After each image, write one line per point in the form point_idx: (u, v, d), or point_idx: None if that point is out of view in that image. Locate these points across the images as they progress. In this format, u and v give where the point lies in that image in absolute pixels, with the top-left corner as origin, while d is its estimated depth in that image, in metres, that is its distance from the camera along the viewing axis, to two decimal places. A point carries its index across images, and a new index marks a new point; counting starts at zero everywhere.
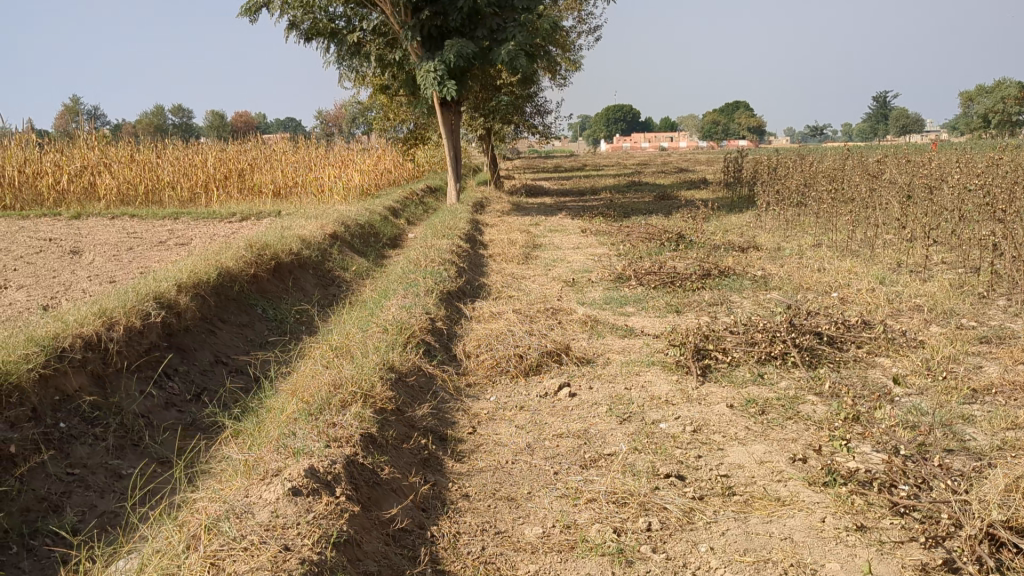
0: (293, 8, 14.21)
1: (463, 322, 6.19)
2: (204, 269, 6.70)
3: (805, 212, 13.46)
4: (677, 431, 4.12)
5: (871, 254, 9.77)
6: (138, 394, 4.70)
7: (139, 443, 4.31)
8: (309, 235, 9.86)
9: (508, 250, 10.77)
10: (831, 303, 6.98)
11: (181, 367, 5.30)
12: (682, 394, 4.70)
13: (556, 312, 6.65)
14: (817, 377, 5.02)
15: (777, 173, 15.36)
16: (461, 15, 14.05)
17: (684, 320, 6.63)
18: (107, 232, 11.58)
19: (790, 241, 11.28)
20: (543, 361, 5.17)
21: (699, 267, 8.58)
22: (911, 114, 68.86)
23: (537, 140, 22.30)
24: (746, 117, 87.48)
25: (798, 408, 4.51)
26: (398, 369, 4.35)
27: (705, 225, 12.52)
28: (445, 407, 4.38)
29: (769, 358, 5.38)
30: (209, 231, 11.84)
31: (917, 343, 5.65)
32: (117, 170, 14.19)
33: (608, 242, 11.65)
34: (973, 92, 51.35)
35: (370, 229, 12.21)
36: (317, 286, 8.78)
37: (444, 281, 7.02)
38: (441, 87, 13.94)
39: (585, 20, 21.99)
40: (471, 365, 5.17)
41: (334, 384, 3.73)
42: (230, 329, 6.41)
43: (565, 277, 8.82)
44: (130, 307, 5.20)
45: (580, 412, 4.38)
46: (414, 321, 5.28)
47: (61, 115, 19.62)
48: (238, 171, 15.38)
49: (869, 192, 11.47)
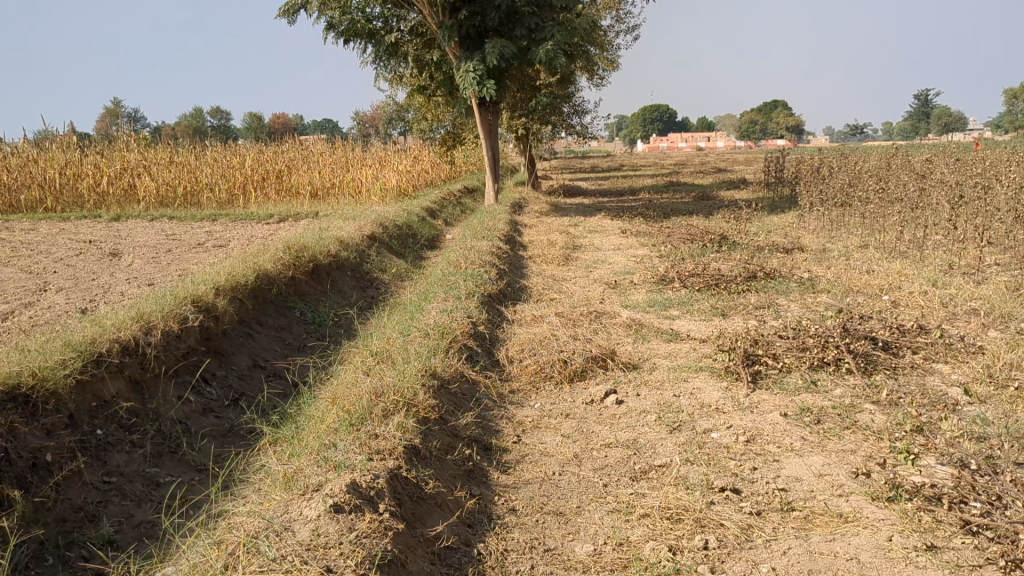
0: (331, 9, 14.20)
1: (504, 326, 6.06)
2: (242, 272, 6.65)
3: (850, 213, 13.17)
4: (729, 441, 3.96)
5: (921, 256, 9.49)
6: (175, 399, 4.66)
7: (176, 451, 4.29)
8: (347, 236, 9.80)
9: (547, 251, 10.64)
10: (883, 307, 6.75)
11: (218, 372, 5.26)
12: (733, 402, 4.53)
13: (599, 315, 6.50)
14: (873, 384, 4.82)
15: (821, 173, 15.05)
16: (499, 14, 13.95)
17: (731, 324, 6.44)
18: (146, 233, 11.63)
19: (836, 242, 11.01)
20: (588, 367, 5.02)
21: (744, 269, 8.38)
22: (954, 112, 67.59)
23: (575, 140, 22.12)
24: (785, 116, 86.48)
25: (856, 417, 4.32)
26: (440, 375, 4.23)
27: (747, 225, 12.29)
28: (488, 415, 4.25)
29: (822, 364, 5.18)
30: (247, 232, 11.85)
31: (978, 349, 5.41)
32: (156, 172, 14.27)
33: (649, 243, 11.46)
34: (1019, 89, 50.23)
35: (407, 230, 12.14)
36: (355, 288, 8.71)
37: (484, 283, 6.90)
38: (479, 87, 13.85)
39: (624, 19, 21.79)
40: (513, 371, 5.04)
41: (374, 391, 3.63)
42: (268, 332, 6.35)
43: (606, 280, 8.65)
44: (168, 311, 5.16)
45: (628, 420, 4.23)
46: (455, 325, 5.16)
47: (104, 118, 19.80)
48: (276, 172, 15.40)
49: (918, 192, 11.15)
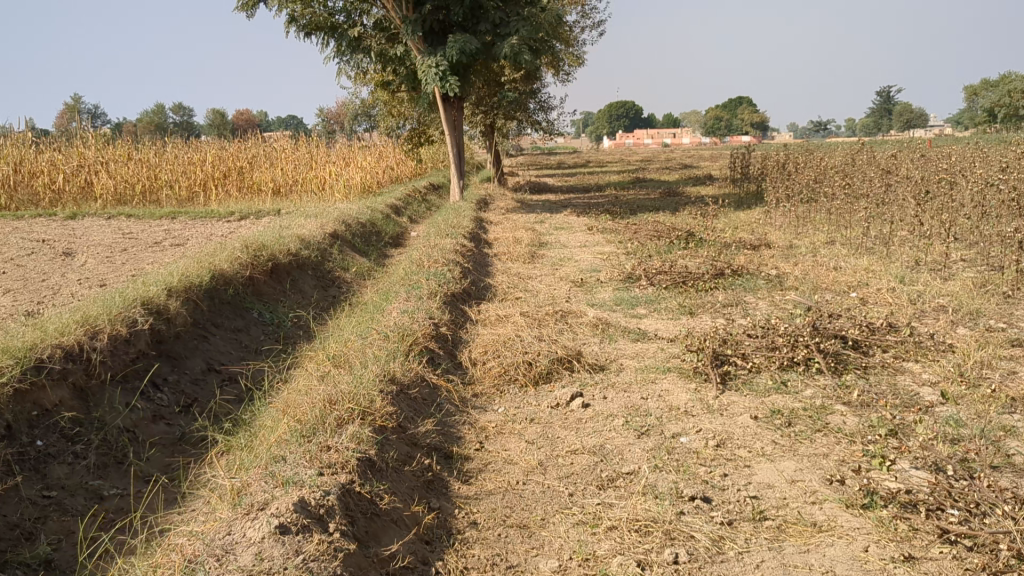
0: (292, 3, 13.94)
1: (468, 327, 5.90)
2: (196, 272, 6.43)
3: (816, 209, 13.15)
4: (699, 445, 3.83)
5: (887, 252, 9.46)
6: (122, 406, 4.44)
7: (123, 461, 4.07)
8: (308, 235, 9.58)
9: (513, 249, 10.49)
10: (852, 304, 6.68)
11: (170, 377, 5.05)
12: (703, 404, 4.41)
13: (565, 315, 6.37)
14: (844, 384, 4.72)
15: (787, 168, 15.05)
16: (463, 8, 13.79)
17: (699, 323, 6.33)
18: (102, 232, 11.31)
19: (802, 239, 10.97)
20: (553, 369, 4.88)
21: (712, 266, 8.29)
22: (915, 108, 68.38)
23: (541, 137, 21.99)
24: (750, 113, 86.99)
25: (827, 419, 4.22)
26: (399, 380, 4.06)
27: (714, 222, 12.22)
28: (450, 421, 4.09)
29: (792, 364, 5.08)
30: (207, 230, 11.58)
31: (947, 347, 5.34)
32: (114, 169, 13.93)
33: (616, 240, 11.35)
34: (979, 86, 50.94)
35: (371, 227, 11.92)
36: (316, 287, 8.50)
37: (448, 282, 6.74)
38: (442, 82, 13.69)
39: (589, 14, 21.71)
40: (477, 373, 4.88)
41: (329, 398, 3.46)
42: (223, 334, 6.14)
43: (572, 278, 8.52)
44: (116, 313, 4.94)
45: (594, 425, 4.09)
46: (416, 326, 5.00)
47: (64, 115, 19.28)
48: (238, 169, 15.15)
49: (883, 188, 11.15)
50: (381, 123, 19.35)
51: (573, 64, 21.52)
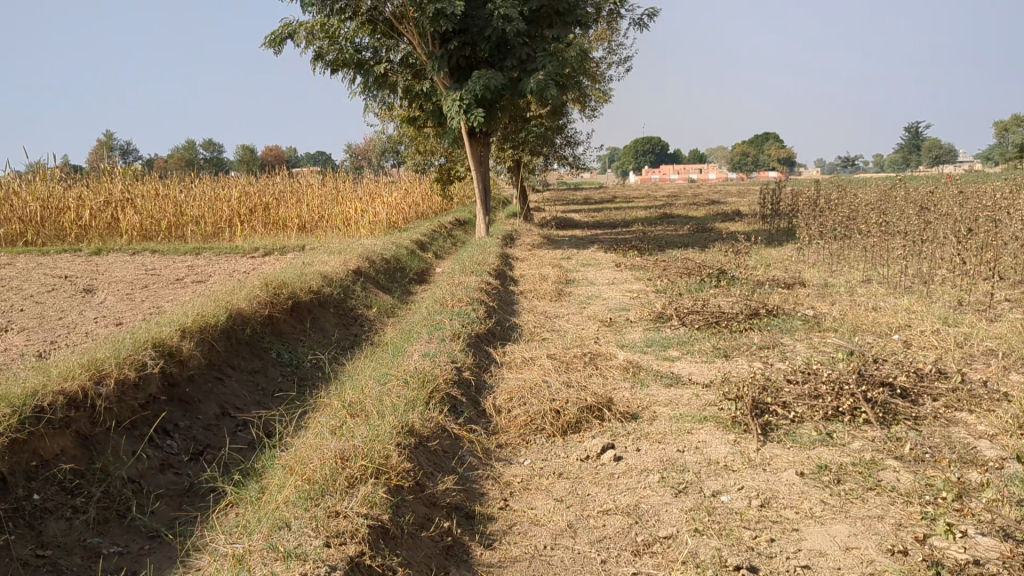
0: (319, 39, 13.93)
1: (492, 370, 5.65)
2: (213, 311, 6.24)
3: (850, 245, 12.83)
4: (741, 506, 3.54)
5: (928, 292, 9.12)
6: (128, 455, 4.21)
7: (125, 515, 3.83)
8: (331, 271, 9.40)
9: (540, 287, 10.24)
10: (895, 347, 6.37)
11: (181, 423, 4.83)
12: (744, 458, 4.12)
13: (594, 357, 6.10)
14: (894, 437, 4.41)
15: (819, 204, 14.73)
16: (490, 44, 13.69)
17: (734, 367, 6.05)
18: (126, 268, 11.21)
19: (837, 277, 10.65)
20: (582, 418, 4.61)
21: (746, 305, 8.00)
22: (944, 144, 67.82)
23: (567, 173, 21.85)
24: (777, 148, 86.65)
25: (879, 475, 3.91)
26: (419, 432, 3.81)
27: (744, 259, 11.95)
28: (472, 475, 3.83)
29: (836, 415, 4.79)
30: (230, 267, 11.44)
31: (1002, 395, 5.01)
32: (140, 205, 13.86)
33: (644, 278, 11.09)
34: (1009, 122, 50.48)
35: (395, 263, 11.75)
36: (337, 325, 8.30)
37: (472, 322, 6.50)
38: (466, 117, 13.57)
39: (616, 50, 21.63)
40: (502, 422, 4.61)
41: (342, 453, 3.22)
42: (240, 377, 5.93)
43: (601, 317, 8.26)
44: (126, 356, 4.73)
45: (627, 481, 3.81)
46: (438, 371, 4.75)
47: (96, 150, 19.41)
48: (264, 205, 15.07)
49: (921, 225, 10.81)
50: (407, 159, 19.30)
51: (599, 100, 21.42)
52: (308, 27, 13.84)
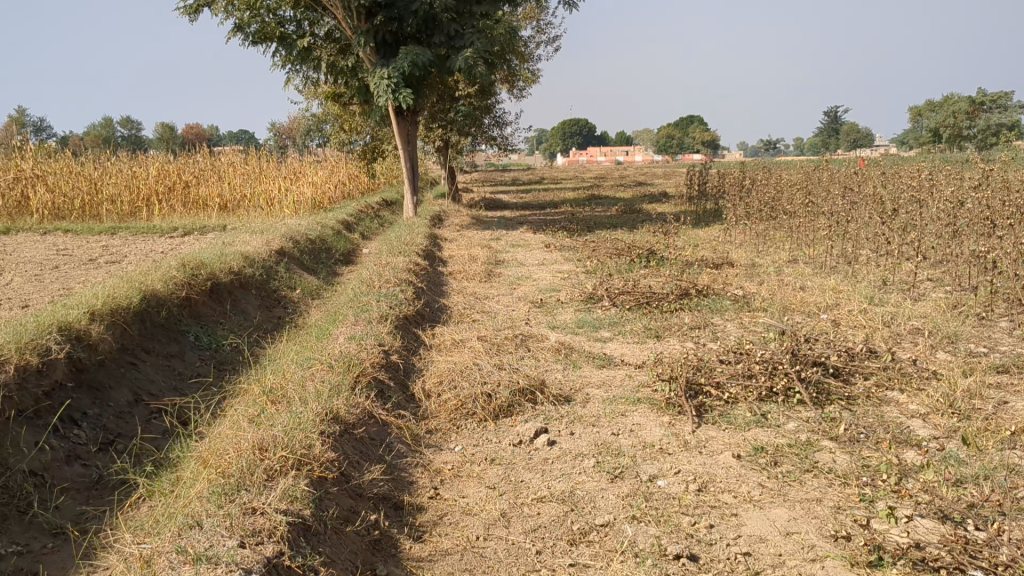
0: (238, 10, 13.45)
1: (420, 353, 5.47)
2: (125, 293, 5.90)
3: (776, 226, 12.94)
4: (679, 490, 3.45)
5: (853, 272, 9.22)
6: (30, 446, 3.89)
7: (25, 511, 3.51)
8: (253, 252, 9.08)
9: (469, 267, 10.06)
10: (823, 326, 6.39)
11: (89, 412, 4.53)
12: (679, 441, 4.03)
13: (525, 339, 5.97)
14: (829, 418, 4.38)
15: (746, 185, 14.83)
16: (417, 19, 13.41)
17: (666, 347, 5.98)
18: (35, 248, 10.66)
19: (764, 257, 10.72)
20: (514, 402, 4.47)
21: (676, 285, 7.94)
22: (860, 128, 69.64)
23: (495, 153, 21.66)
24: (702, 132, 87.77)
25: (815, 457, 3.86)
26: (344, 419, 3.62)
27: (674, 239, 11.96)
28: (401, 463, 3.66)
29: (770, 395, 4.74)
30: (147, 247, 10.98)
31: (930, 375, 5.03)
32: (52, 182, 13.22)
33: (574, 259, 11.00)
34: (923, 107, 51.93)
35: (320, 244, 11.44)
36: (259, 307, 8.01)
37: (400, 304, 6.29)
38: (393, 94, 13.30)
39: (545, 29, 21.47)
40: (431, 407, 4.44)
41: (261, 443, 3.02)
42: (154, 362, 5.63)
43: (531, 298, 8.13)
44: (27, 341, 4.40)
45: (562, 466, 3.69)
46: (363, 354, 4.55)
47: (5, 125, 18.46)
48: (183, 183, 14.55)
49: (847, 206, 10.92)
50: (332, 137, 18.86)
51: (527, 80, 21.27)
52: None
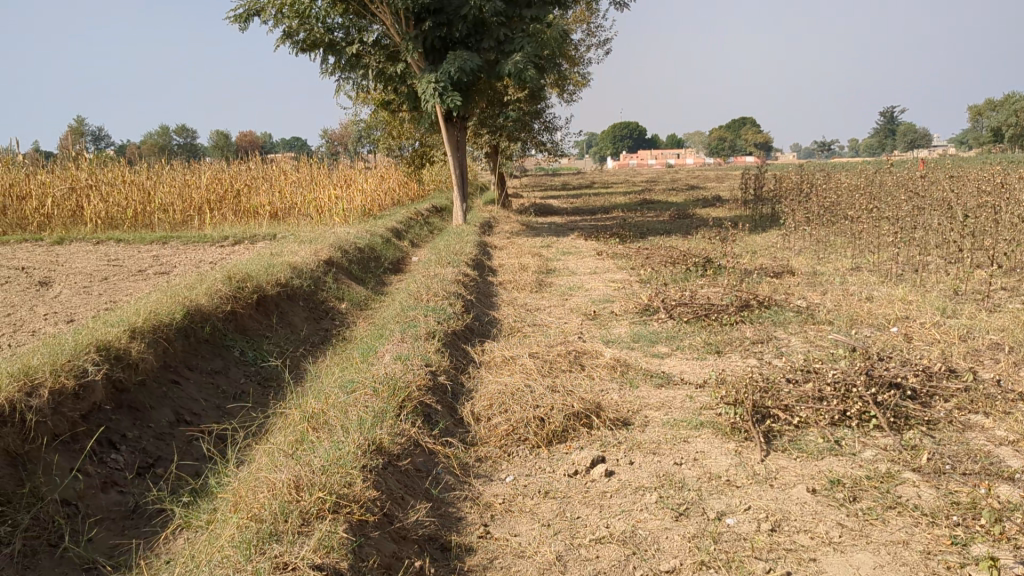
0: (288, 17, 13.41)
1: (469, 372, 5.25)
2: (168, 308, 5.76)
3: (837, 232, 12.48)
4: (750, 530, 3.16)
5: (921, 280, 8.79)
6: (63, 474, 3.74)
7: (56, 545, 3.35)
8: (301, 262, 8.95)
9: (519, 277, 9.82)
10: (894, 341, 6.01)
11: (128, 434, 4.38)
12: (748, 473, 3.74)
13: (579, 355, 5.71)
14: (909, 445, 4.05)
15: (804, 189, 14.37)
16: (466, 24, 13.25)
17: (727, 364, 5.68)
18: (86, 259, 10.68)
19: (825, 264, 10.30)
20: (569, 427, 4.21)
21: (736, 296, 7.59)
22: (917, 129, 68.03)
23: (545, 158, 21.43)
24: (754, 134, 86.53)
25: (898, 491, 3.54)
26: (387, 450, 3.40)
27: (730, 246, 11.58)
28: (448, 497, 3.42)
29: (843, 420, 4.42)
30: (197, 257, 10.95)
31: (1018, 396, 4.66)
32: (106, 192, 13.29)
33: (627, 267, 10.70)
34: (984, 107, 50.48)
35: (369, 253, 11.30)
36: (307, 320, 7.87)
37: (448, 319, 6.07)
38: (442, 99, 13.12)
39: (595, 32, 21.20)
40: (481, 433, 4.21)
41: (296, 480, 2.81)
42: (198, 379, 5.49)
43: (584, 310, 7.86)
44: (64, 362, 4.26)
45: (622, 501, 3.42)
46: (409, 376, 4.32)
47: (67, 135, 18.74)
48: (235, 192, 14.53)
49: (912, 211, 10.45)
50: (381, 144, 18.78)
51: (577, 84, 21.02)
52: (277, 5, 13.32)
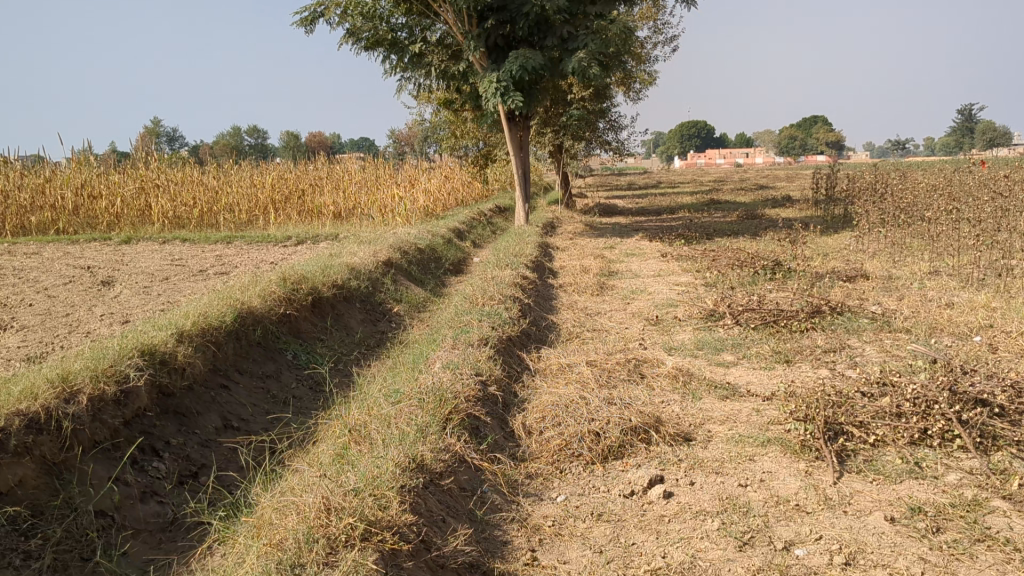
0: (351, 18, 13.38)
1: (524, 382, 5.03)
2: (218, 311, 5.67)
3: (914, 233, 11.93)
4: (821, 563, 2.88)
5: (1006, 286, 8.28)
6: (99, 484, 3.64)
7: (88, 559, 3.24)
8: (359, 263, 8.85)
9: (580, 280, 9.56)
10: (979, 352, 5.61)
11: (173, 441, 4.29)
12: (819, 497, 3.46)
13: (638, 364, 5.45)
14: (999, 468, 3.69)
15: (878, 189, 13.81)
16: (528, 22, 13.02)
17: (798, 375, 5.36)
18: (151, 258, 10.76)
19: (901, 268, 9.83)
20: (626, 442, 3.98)
21: (807, 302, 7.23)
22: (998, 126, 65.66)
23: (610, 157, 21.12)
24: (825, 132, 84.38)
25: (986, 522, 3.19)
26: (429, 467, 3.22)
27: (801, 249, 11.15)
28: (494, 519, 3.22)
29: (924, 439, 4.08)
30: (258, 257, 10.93)
31: None
32: (173, 191, 13.39)
33: (692, 270, 10.37)
34: None
35: (430, 253, 11.18)
36: (364, 321, 7.75)
37: (503, 324, 5.87)
38: (503, 99, 12.98)
39: (662, 29, 20.81)
40: (532, 448, 4.00)
41: (326, 502, 2.67)
42: (248, 384, 5.40)
43: (647, 314, 7.59)
44: (105, 368, 4.19)
45: (681, 527, 3.17)
46: (458, 387, 4.13)
47: (144, 135, 19.14)
48: (298, 192, 14.54)
49: (996, 211, 9.89)
50: (445, 144, 18.70)
51: (643, 82, 20.66)
52: (341, 4, 13.30)
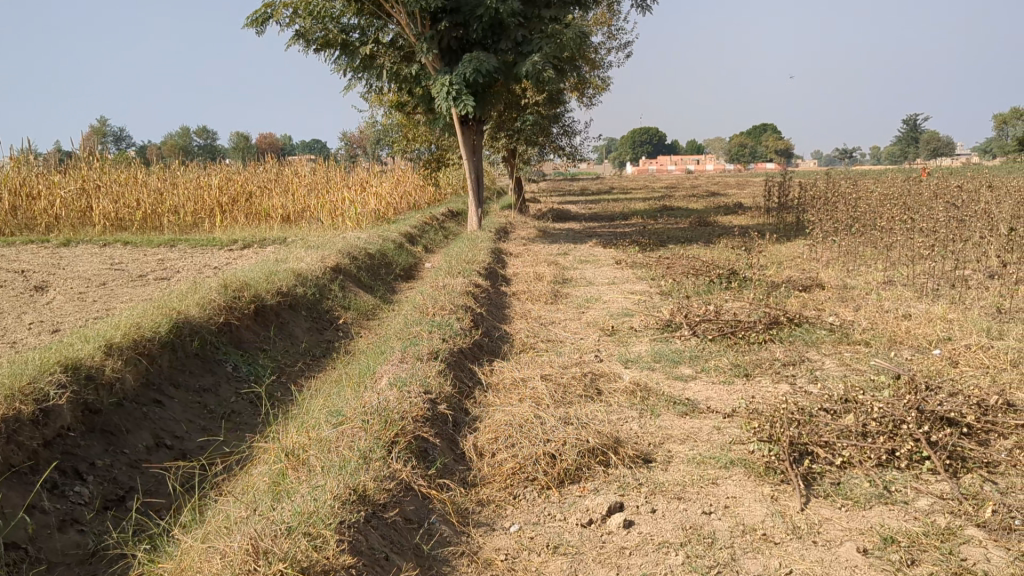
0: (302, 19, 13.04)
1: (476, 399, 4.79)
2: (153, 321, 5.35)
3: (867, 242, 11.92)
4: None
5: (960, 297, 8.25)
6: (13, 514, 3.33)
7: None
8: (306, 269, 8.53)
9: (534, 288, 9.35)
10: (940, 366, 5.49)
11: (98, 463, 3.98)
12: (787, 525, 3.27)
13: (594, 378, 5.24)
14: (971, 493, 3.53)
15: (830, 197, 13.83)
16: (482, 25, 12.79)
17: (758, 391, 5.19)
18: (89, 262, 10.33)
19: (856, 278, 9.78)
20: (583, 465, 3.76)
21: (764, 313, 7.09)
22: (941, 135, 66.98)
23: (564, 162, 20.96)
24: (775, 140, 85.41)
25: (962, 552, 3.02)
26: (372, 499, 2.97)
27: (756, 258, 11.07)
28: (442, 554, 2.98)
29: (892, 461, 3.92)
30: (201, 262, 10.54)
31: None
32: (115, 192, 12.90)
33: (647, 277, 10.22)
34: (1009, 115, 49.70)
35: (380, 258, 10.89)
36: (309, 330, 7.45)
37: (454, 336, 5.62)
38: (456, 101, 12.74)
39: (616, 34, 20.73)
40: (484, 472, 3.76)
41: (255, 545, 2.43)
42: (183, 398, 5.08)
43: (602, 324, 7.41)
44: (23, 386, 3.86)
45: (643, 562, 2.96)
46: (405, 407, 3.87)
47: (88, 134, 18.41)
48: (246, 194, 14.12)
49: (948, 221, 9.89)
50: (397, 147, 18.40)
51: (597, 88, 20.56)
52: (292, 5, 12.96)
